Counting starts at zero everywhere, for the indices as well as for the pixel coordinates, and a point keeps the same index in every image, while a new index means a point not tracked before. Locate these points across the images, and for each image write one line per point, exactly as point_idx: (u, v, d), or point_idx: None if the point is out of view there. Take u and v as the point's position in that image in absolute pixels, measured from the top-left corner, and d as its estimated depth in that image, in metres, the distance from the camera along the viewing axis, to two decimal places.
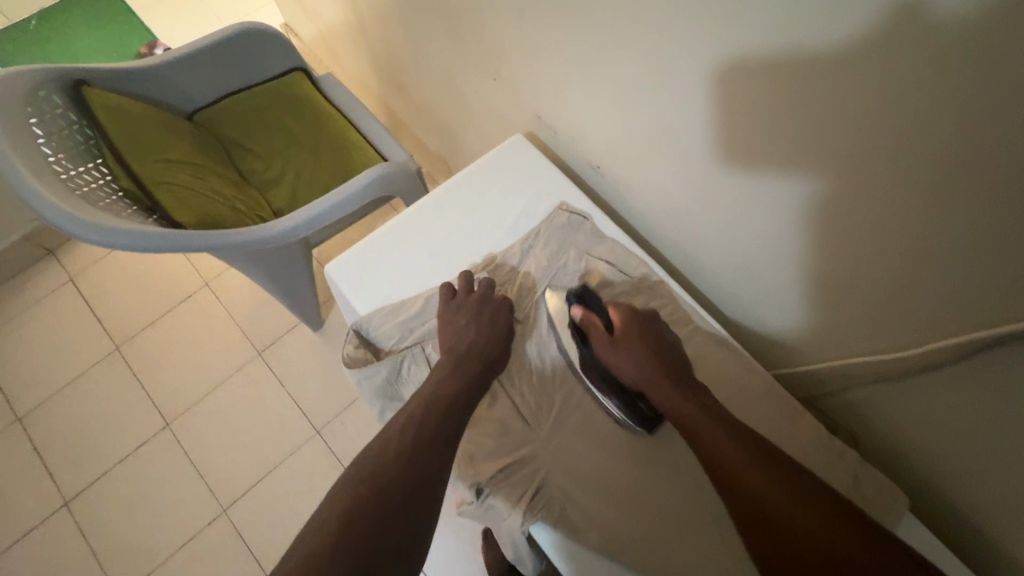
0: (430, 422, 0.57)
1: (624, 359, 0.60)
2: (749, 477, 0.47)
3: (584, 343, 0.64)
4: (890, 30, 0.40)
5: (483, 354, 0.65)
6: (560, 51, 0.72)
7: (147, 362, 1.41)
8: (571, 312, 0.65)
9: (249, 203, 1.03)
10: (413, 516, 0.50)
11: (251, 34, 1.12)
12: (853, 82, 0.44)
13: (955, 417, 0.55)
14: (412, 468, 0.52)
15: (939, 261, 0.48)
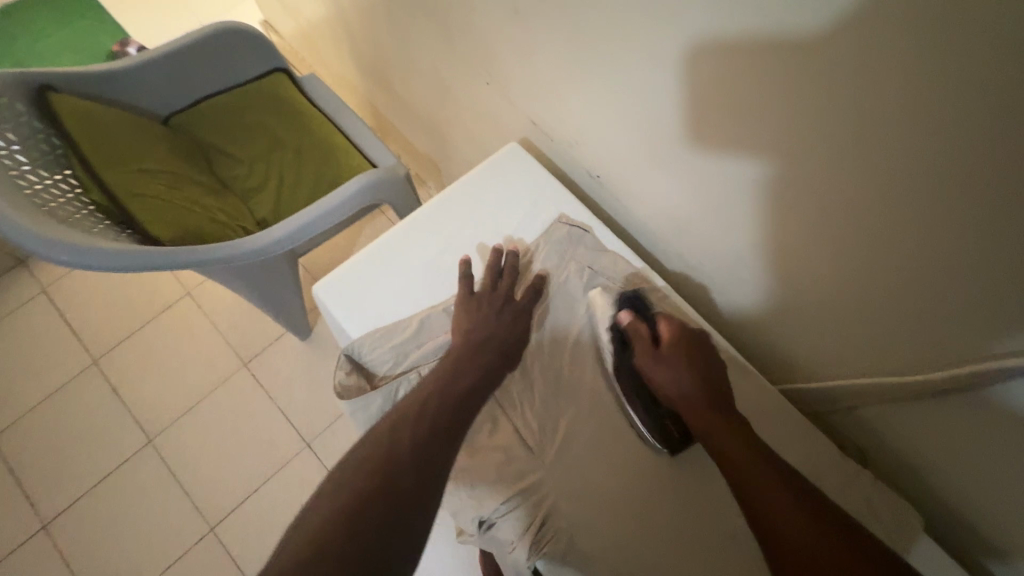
0: (438, 413, 0.54)
1: (666, 371, 0.59)
2: (757, 483, 0.49)
3: (622, 351, 0.63)
4: (926, 48, 0.38)
5: (498, 346, 0.63)
6: (560, 55, 0.69)
7: (127, 375, 1.36)
8: (619, 316, 0.64)
9: (231, 213, 0.99)
10: (419, 503, 0.46)
11: (228, 34, 1.07)
12: (881, 101, 0.42)
13: (966, 438, 0.55)
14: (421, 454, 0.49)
15: (961, 284, 0.47)
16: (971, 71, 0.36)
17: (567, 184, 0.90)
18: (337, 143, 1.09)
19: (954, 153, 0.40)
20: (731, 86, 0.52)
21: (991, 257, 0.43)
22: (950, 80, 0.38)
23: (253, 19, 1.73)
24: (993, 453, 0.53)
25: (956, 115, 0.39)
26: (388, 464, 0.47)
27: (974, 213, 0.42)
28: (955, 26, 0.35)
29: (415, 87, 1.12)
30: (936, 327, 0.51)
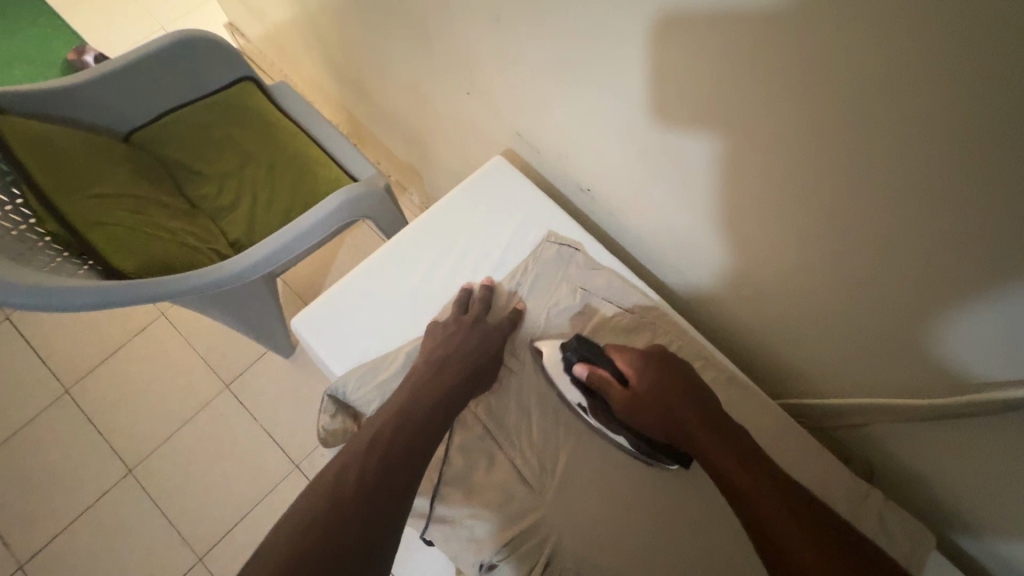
0: (403, 437, 0.53)
1: (647, 407, 0.58)
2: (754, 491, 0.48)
3: (596, 399, 0.61)
4: (959, 62, 0.34)
5: (473, 369, 0.61)
6: (544, 63, 0.65)
7: (102, 403, 1.29)
8: (576, 371, 0.61)
9: (201, 236, 0.94)
10: (377, 538, 0.46)
11: (189, 43, 1.01)
12: (905, 119, 0.39)
13: (980, 454, 0.54)
14: (382, 483, 0.49)
15: (984, 305, 0.44)
16: (1011, 88, 0.33)
17: (555, 194, 0.87)
18: (314, 155, 1.04)
19: (987, 174, 0.38)
20: (736, 102, 0.49)
21: (1020, 279, 0.41)
22: (988, 97, 0.35)
23: (218, 22, 1.65)
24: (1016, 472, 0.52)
25: (990, 135, 0.36)
26: (347, 496, 0.47)
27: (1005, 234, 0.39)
28: (993, 41, 0.32)
29: (391, 94, 1.07)
30: (953, 348, 0.50)
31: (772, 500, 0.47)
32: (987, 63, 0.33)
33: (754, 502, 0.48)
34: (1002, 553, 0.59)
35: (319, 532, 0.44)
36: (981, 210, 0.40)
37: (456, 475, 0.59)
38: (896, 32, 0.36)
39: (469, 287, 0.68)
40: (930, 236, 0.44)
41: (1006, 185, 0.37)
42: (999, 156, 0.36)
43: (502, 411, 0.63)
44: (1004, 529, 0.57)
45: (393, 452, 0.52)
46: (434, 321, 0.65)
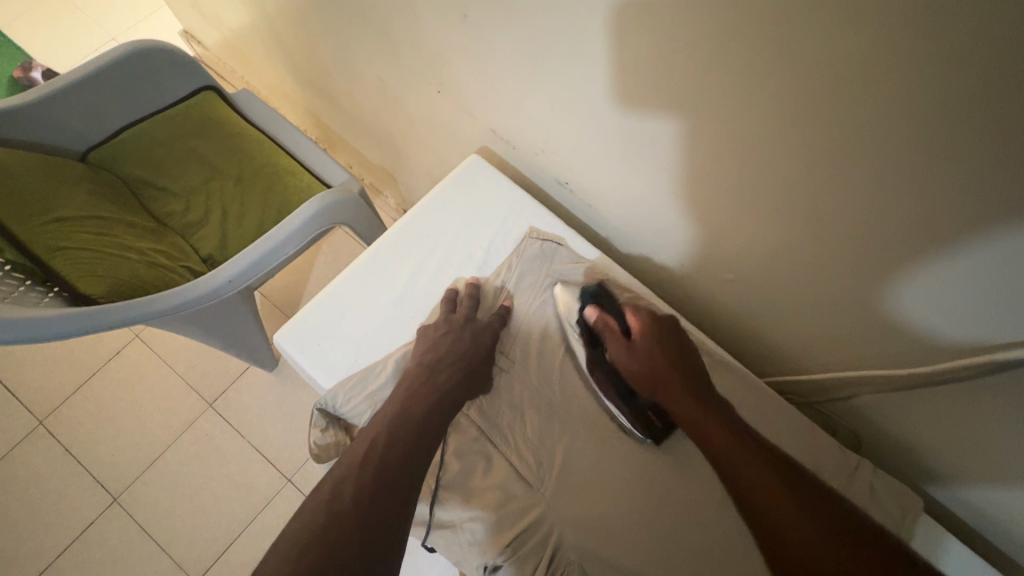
0: (401, 443, 0.53)
1: (641, 360, 0.60)
2: (738, 471, 0.49)
3: (596, 347, 0.64)
4: (934, 38, 0.34)
5: (465, 371, 0.61)
6: (513, 58, 0.65)
7: (79, 432, 1.25)
8: (585, 314, 0.64)
9: (172, 254, 0.91)
10: (378, 549, 0.45)
11: (144, 54, 0.97)
12: (880, 96, 0.40)
13: (961, 416, 0.56)
14: (380, 492, 0.48)
15: (958, 277, 0.46)
16: (985, 60, 0.33)
17: (532, 190, 0.86)
18: (284, 164, 1.01)
19: (963, 147, 0.38)
20: (711, 87, 0.49)
21: (990, 247, 0.42)
22: (962, 72, 0.35)
23: (172, 30, 1.60)
24: (1001, 432, 0.54)
25: (965, 109, 0.36)
26: (345, 509, 0.46)
27: (982, 206, 0.40)
28: (965, 15, 0.32)
29: (360, 97, 1.05)
30: (936, 318, 0.51)
31: (764, 478, 0.48)
32: (958, 38, 0.33)
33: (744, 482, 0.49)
34: (986, 509, 0.61)
35: (318, 548, 0.43)
36: (957, 182, 0.40)
37: (453, 480, 0.58)
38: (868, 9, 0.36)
39: (454, 289, 0.68)
40: (906, 210, 0.45)
41: (974, 159, 0.38)
42: (966, 132, 0.37)
43: (495, 411, 0.62)
44: (985, 486, 0.59)
45: (392, 459, 0.51)
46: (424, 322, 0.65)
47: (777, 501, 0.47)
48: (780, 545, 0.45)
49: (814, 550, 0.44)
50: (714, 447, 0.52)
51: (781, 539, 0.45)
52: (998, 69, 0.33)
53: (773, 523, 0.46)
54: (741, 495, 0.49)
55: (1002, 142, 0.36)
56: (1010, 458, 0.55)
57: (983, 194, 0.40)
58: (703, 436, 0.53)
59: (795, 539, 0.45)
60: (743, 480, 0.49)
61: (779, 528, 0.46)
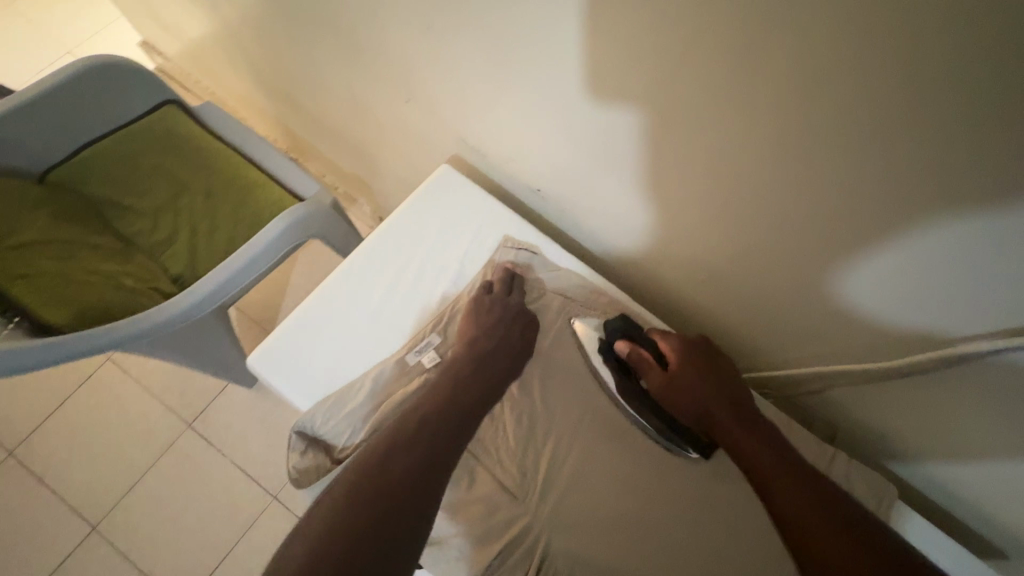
0: (449, 414, 0.55)
1: (680, 388, 0.59)
2: (778, 493, 0.50)
3: (628, 378, 0.63)
4: (890, 36, 0.35)
5: (506, 351, 0.62)
6: (480, 66, 0.64)
7: (53, 461, 1.21)
8: (616, 348, 0.63)
9: (141, 276, 0.89)
10: (423, 510, 0.47)
11: (102, 70, 0.93)
12: (839, 94, 0.40)
13: (932, 405, 0.58)
14: (427, 459, 0.50)
15: (952, 282, 0.46)
16: (939, 57, 0.34)
17: (506, 196, 0.86)
18: (253, 178, 0.99)
19: (921, 143, 0.39)
20: (677, 91, 0.49)
21: (954, 242, 0.43)
22: (917, 69, 0.36)
23: (130, 41, 1.55)
24: (967, 415, 0.56)
25: (921, 105, 0.37)
26: (393, 473, 0.48)
27: (939, 200, 0.41)
28: (916, 19, 0.33)
29: (328, 106, 1.03)
30: (916, 304, 0.50)
31: (805, 501, 0.49)
32: (913, 35, 0.34)
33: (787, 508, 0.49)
34: (958, 489, 0.64)
35: (372, 503, 0.45)
36: (916, 177, 0.41)
37: None
38: (825, 10, 0.37)
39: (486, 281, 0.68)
40: (869, 205, 0.46)
41: (930, 158, 0.40)
42: (920, 132, 0.39)
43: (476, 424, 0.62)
44: (956, 467, 0.62)
45: (439, 428, 0.53)
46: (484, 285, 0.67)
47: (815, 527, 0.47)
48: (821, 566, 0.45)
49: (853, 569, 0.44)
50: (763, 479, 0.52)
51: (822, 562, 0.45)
52: (951, 66, 0.34)
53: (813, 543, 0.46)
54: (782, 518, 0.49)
55: (959, 136, 0.37)
56: (979, 440, 0.57)
57: (941, 188, 0.41)
58: (746, 461, 0.54)
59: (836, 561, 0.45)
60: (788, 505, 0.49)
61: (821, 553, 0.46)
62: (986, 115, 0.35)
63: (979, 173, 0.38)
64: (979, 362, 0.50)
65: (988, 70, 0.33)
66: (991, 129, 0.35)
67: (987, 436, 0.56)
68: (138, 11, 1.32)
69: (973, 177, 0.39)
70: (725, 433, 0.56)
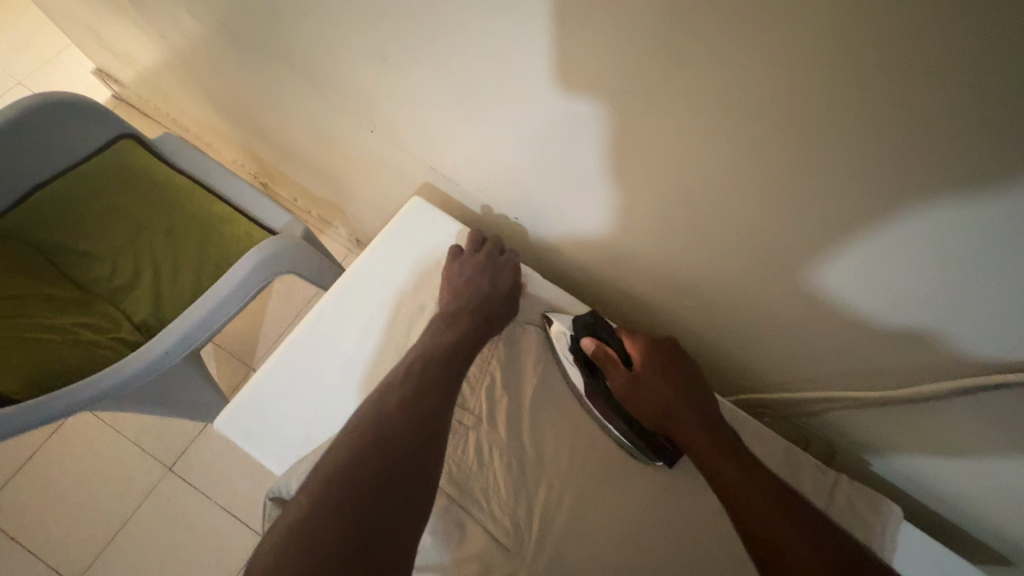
0: (434, 368, 0.59)
1: (645, 388, 0.60)
2: (745, 499, 0.51)
3: (594, 376, 0.63)
4: (887, 65, 0.33)
5: (483, 311, 0.65)
6: (445, 94, 0.62)
7: (26, 519, 1.15)
8: (582, 344, 0.64)
9: (101, 326, 0.85)
10: (419, 457, 0.51)
11: (44, 109, 0.87)
12: (828, 123, 0.38)
13: (934, 428, 0.58)
14: (418, 416, 0.54)
15: (922, 309, 0.47)
16: (944, 86, 0.32)
17: (483, 221, 0.84)
18: (219, 212, 0.95)
19: (920, 172, 0.37)
20: (657, 118, 0.46)
21: (952, 275, 0.43)
22: (914, 102, 0.33)
23: (83, 69, 1.48)
24: (958, 425, 0.55)
25: (920, 135, 0.35)
26: (389, 426, 0.52)
27: (917, 221, 0.40)
28: (902, 53, 0.31)
29: (293, 133, 0.99)
30: (902, 312, 0.49)
31: (771, 506, 0.50)
32: (912, 64, 0.32)
33: (752, 511, 0.50)
34: (961, 497, 0.64)
35: (375, 445, 0.50)
36: (912, 205, 0.39)
37: (429, 555, 0.55)
38: (813, 38, 0.34)
39: (458, 244, 0.70)
40: (857, 230, 0.44)
41: (925, 188, 0.38)
42: (910, 163, 0.37)
43: (466, 473, 0.59)
44: (958, 479, 0.62)
45: (427, 382, 0.57)
46: (456, 244, 0.70)
47: (782, 527, 0.48)
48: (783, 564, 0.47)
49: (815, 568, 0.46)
50: (728, 486, 0.53)
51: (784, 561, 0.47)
52: (957, 94, 0.31)
53: (779, 545, 0.48)
54: (748, 521, 0.50)
55: (960, 165, 0.35)
56: (980, 458, 0.57)
57: (927, 212, 0.39)
58: (711, 467, 0.54)
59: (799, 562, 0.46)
60: (755, 510, 0.50)
61: (787, 554, 0.47)
62: (991, 145, 0.33)
63: (974, 204, 0.36)
64: (990, 391, 0.49)
65: (995, 100, 0.31)
66: (997, 160, 0.33)
67: (987, 455, 0.56)
68: (87, 39, 1.26)
69: (969, 205, 0.37)
70: (690, 439, 0.57)
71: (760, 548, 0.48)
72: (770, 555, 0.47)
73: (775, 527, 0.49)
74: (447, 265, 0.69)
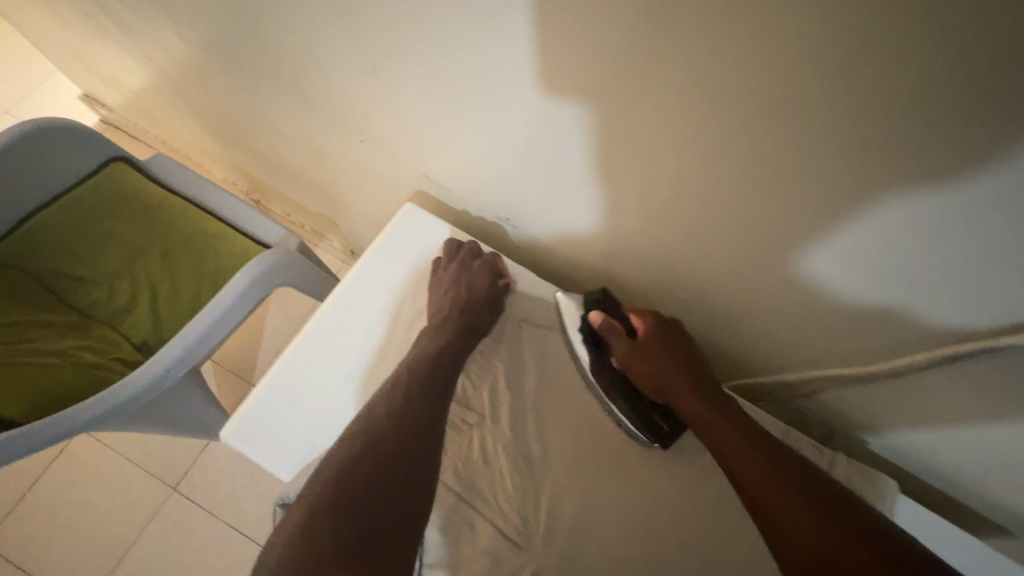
0: (423, 376, 0.61)
1: (648, 360, 0.60)
2: (746, 474, 0.52)
3: (599, 350, 0.64)
4: (855, 56, 0.34)
5: (470, 316, 0.66)
6: (431, 102, 0.63)
7: (31, 547, 1.14)
8: (590, 318, 0.63)
9: (101, 348, 0.86)
10: (412, 463, 0.54)
11: (35, 135, 0.86)
12: (797, 113, 0.40)
13: (925, 401, 0.59)
14: (409, 425, 0.56)
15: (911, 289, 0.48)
16: (902, 73, 0.33)
17: (475, 225, 0.85)
18: (213, 230, 0.96)
19: (893, 158, 0.39)
20: (640, 116, 0.48)
21: (930, 245, 0.43)
22: (876, 89, 0.35)
23: (69, 96, 1.48)
24: (945, 396, 0.57)
25: (892, 123, 0.36)
26: (380, 435, 0.55)
27: (920, 207, 0.41)
28: (862, 43, 0.33)
29: (285, 150, 1.00)
30: (898, 297, 0.50)
31: (773, 478, 0.51)
32: (885, 60, 0.33)
33: (755, 485, 0.51)
34: (955, 469, 0.66)
35: (367, 456, 0.53)
36: (901, 190, 0.40)
37: (439, 553, 0.56)
38: (782, 34, 0.35)
39: (438, 256, 0.72)
40: (851, 214, 0.45)
41: (894, 170, 0.39)
42: (877, 147, 0.39)
43: (472, 470, 0.60)
44: (954, 452, 0.63)
45: (416, 390, 0.59)
46: (437, 257, 0.71)
47: (785, 500, 0.50)
48: (787, 536, 0.48)
49: (819, 540, 0.47)
50: (728, 458, 0.54)
51: (787, 533, 0.48)
52: (915, 81, 0.33)
53: (783, 519, 0.49)
54: (751, 496, 0.51)
55: (922, 147, 0.37)
56: (970, 429, 0.59)
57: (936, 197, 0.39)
58: (712, 439, 0.56)
59: (802, 534, 0.48)
60: (758, 484, 0.51)
61: (789, 526, 0.49)
62: (963, 132, 0.34)
63: (942, 183, 0.38)
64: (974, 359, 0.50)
65: (962, 90, 0.32)
66: (971, 148, 0.35)
67: (977, 424, 0.58)
68: (74, 66, 1.27)
69: (975, 193, 0.37)
70: (690, 412, 0.58)
71: (765, 522, 0.50)
72: (774, 528, 0.49)
73: (777, 503, 0.50)
74: (433, 273, 0.70)
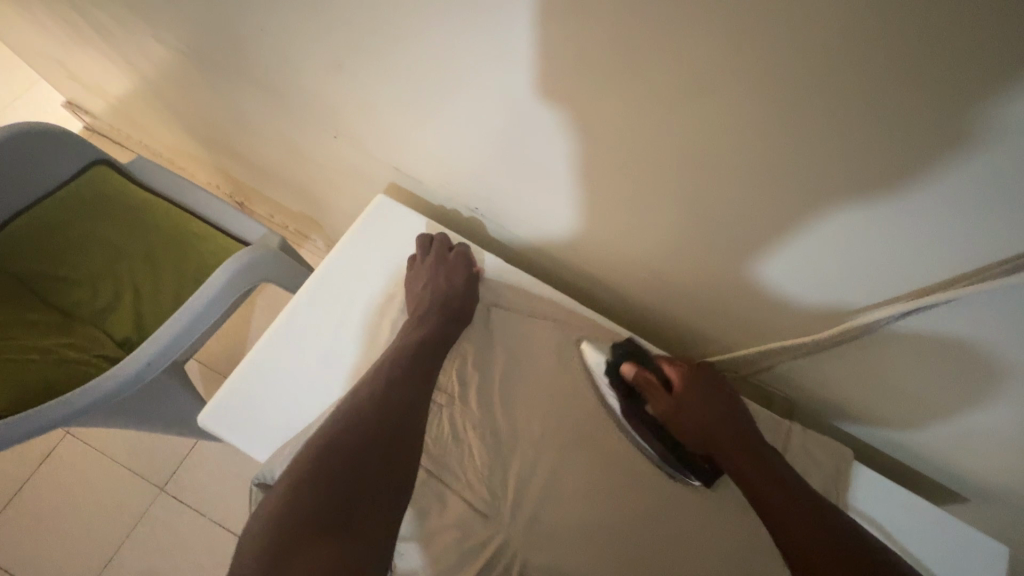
0: (396, 362, 0.63)
1: (690, 412, 0.61)
2: (789, 526, 0.52)
3: (634, 400, 0.65)
4: (760, 39, 0.37)
5: (445, 306, 0.68)
6: (396, 98, 0.66)
7: (18, 551, 1.15)
8: (622, 371, 0.65)
9: (84, 345, 0.88)
10: (384, 444, 0.56)
11: (17, 140, 0.88)
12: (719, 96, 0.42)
13: (874, 369, 0.61)
14: (382, 408, 0.58)
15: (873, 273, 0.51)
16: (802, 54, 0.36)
17: (447, 218, 0.88)
18: (194, 230, 0.98)
19: (808, 135, 0.41)
20: (583, 104, 0.51)
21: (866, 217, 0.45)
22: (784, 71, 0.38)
23: (53, 103, 1.50)
24: (892, 364, 0.59)
25: (802, 101, 0.39)
26: (353, 420, 0.56)
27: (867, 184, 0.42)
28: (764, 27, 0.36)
29: (264, 151, 1.02)
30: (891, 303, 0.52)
31: (814, 532, 0.51)
32: (782, 43, 0.36)
33: (799, 539, 0.51)
34: (907, 437, 0.69)
35: (341, 439, 0.55)
36: (846, 168, 0.42)
37: (410, 527, 0.58)
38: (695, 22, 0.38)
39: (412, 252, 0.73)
40: (807, 192, 0.46)
41: (809, 146, 0.42)
42: (792, 125, 0.41)
43: (441, 448, 0.62)
44: (906, 420, 0.66)
45: (389, 376, 0.61)
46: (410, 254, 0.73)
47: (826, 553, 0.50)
48: None
49: None
50: (771, 508, 0.54)
51: None
52: (815, 61, 0.36)
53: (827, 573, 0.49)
54: (791, 546, 0.51)
55: (832, 124, 0.39)
56: (918, 394, 0.61)
57: (914, 180, 0.40)
58: (755, 491, 0.55)
59: None
60: (805, 540, 0.51)
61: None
62: (863, 110, 0.37)
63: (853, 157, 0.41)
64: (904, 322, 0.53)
65: (850, 69, 0.35)
66: (872, 125, 0.38)
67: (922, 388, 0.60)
68: (56, 73, 1.28)
69: (908, 166, 0.39)
70: (734, 462, 0.58)
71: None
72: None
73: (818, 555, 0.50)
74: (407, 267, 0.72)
